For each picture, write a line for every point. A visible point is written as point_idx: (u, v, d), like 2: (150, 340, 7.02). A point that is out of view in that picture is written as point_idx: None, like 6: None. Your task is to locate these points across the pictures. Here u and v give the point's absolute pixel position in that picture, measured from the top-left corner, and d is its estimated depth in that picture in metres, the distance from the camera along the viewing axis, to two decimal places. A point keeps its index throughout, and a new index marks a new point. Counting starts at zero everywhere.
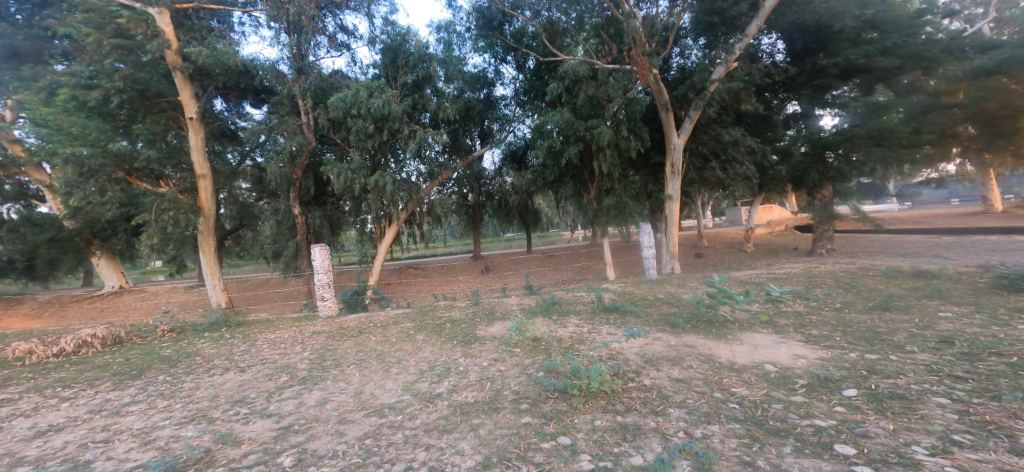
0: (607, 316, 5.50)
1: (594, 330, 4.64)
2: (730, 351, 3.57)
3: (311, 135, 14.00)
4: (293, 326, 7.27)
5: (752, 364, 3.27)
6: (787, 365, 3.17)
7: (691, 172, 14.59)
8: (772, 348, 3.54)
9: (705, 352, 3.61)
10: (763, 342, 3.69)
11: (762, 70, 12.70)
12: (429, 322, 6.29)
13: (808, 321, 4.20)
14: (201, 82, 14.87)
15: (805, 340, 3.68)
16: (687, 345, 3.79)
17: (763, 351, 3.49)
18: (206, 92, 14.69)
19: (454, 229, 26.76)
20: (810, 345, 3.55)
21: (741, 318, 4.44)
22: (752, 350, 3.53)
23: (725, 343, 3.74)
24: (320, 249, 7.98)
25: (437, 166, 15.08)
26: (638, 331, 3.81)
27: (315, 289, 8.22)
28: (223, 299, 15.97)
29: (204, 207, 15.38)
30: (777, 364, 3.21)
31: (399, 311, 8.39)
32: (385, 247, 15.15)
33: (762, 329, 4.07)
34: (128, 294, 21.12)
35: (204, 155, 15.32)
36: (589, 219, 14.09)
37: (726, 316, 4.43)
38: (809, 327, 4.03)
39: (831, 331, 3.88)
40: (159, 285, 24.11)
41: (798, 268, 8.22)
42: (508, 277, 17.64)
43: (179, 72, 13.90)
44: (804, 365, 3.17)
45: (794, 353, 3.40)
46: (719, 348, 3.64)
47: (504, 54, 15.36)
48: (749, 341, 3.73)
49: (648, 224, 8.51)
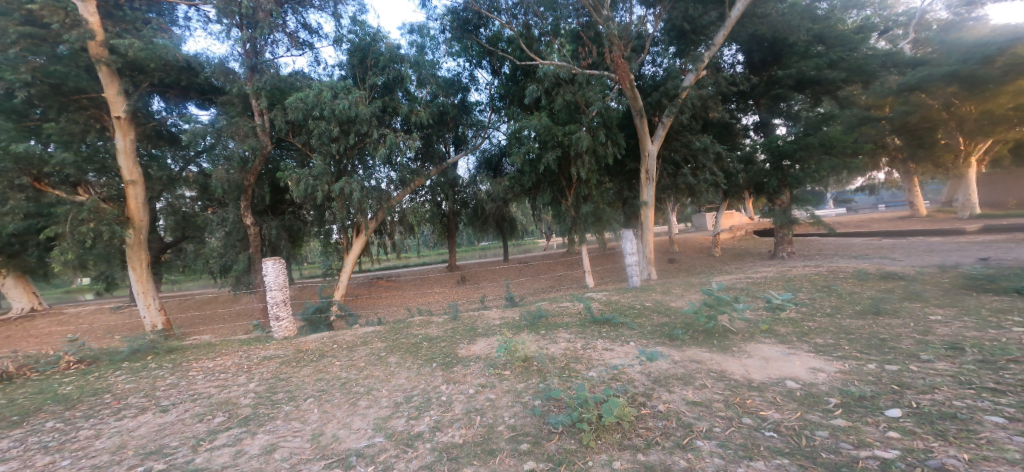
0: (599, 329, 5.16)
1: (589, 347, 4.31)
2: (741, 365, 3.27)
3: (266, 138, 12.91)
4: (239, 351, 6.37)
5: (771, 381, 2.96)
6: (810, 382, 2.88)
7: (664, 179, 14.74)
8: (785, 360, 3.26)
9: (714, 368, 3.28)
10: (773, 354, 3.40)
11: (722, 80, 13.03)
12: (403, 341, 5.65)
13: (807, 329, 3.98)
14: (133, 78, 13.44)
15: (815, 351, 3.42)
16: (693, 360, 3.46)
17: (777, 365, 3.19)
18: (144, 90, 13.29)
19: (425, 239, 25.76)
20: (823, 356, 3.29)
21: (740, 328, 4.17)
22: (765, 364, 3.23)
23: (733, 357, 3.43)
24: (273, 262, 7.07)
25: (409, 172, 14.30)
26: (654, 353, 3.38)
27: (269, 309, 7.29)
28: (159, 321, 14.37)
29: (135, 217, 13.87)
30: (800, 380, 2.92)
31: (369, 328, 7.64)
32: (353, 258, 14.13)
33: (764, 338, 3.80)
34: (42, 318, 18.75)
35: (134, 160, 13.89)
36: (566, 227, 13.86)
37: (725, 326, 4.14)
38: (811, 336, 3.79)
39: (836, 340, 3.66)
40: (81, 305, 21.62)
41: (773, 272, 8.26)
42: (485, 287, 17.00)
43: (105, 66, 12.55)
44: (827, 380, 2.89)
45: (810, 366, 3.12)
46: (728, 363, 3.33)
47: (479, 59, 15.03)
48: (757, 353, 3.44)
49: (630, 231, 8.43)
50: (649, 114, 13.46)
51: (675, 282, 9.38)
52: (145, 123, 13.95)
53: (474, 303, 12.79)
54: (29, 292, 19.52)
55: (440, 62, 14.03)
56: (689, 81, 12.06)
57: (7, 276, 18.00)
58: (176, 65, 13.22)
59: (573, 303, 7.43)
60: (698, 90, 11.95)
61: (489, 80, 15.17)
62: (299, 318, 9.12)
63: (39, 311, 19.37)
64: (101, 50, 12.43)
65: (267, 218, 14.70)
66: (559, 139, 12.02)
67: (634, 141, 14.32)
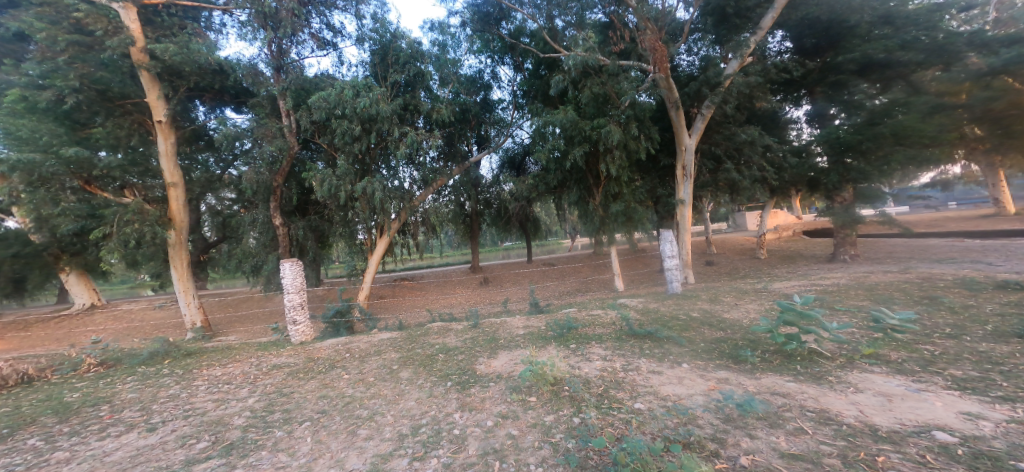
0: (640, 345, 4.41)
1: (631, 369, 3.64)
2: (852, 403, 2.50)
3: (292, 138, 12.87)
4: (251, 357, 6.01)
5: (911, 431, 2.20)
6: (973, 435, 2.11)
7: (703, 175, 13.64)
8: (918, 400, 2.48)
9: (810, 405, 2.53)
10: (894, 390, 2.62)
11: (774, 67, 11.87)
12: (418, 353, 5.13)
13: (930, 356, 3.10)
14: (171, 82, 13.67)
15: (960, 388, 2.60)
16: (777, 393, 2.71)
17: (906, 406, 2.42)
18: (181, 95, 13.58)
19: (451, 240, 25.40)
20: (975, 397, 2.48)
21: (829, 350, 3.35)
22: (888, 405, 2.46)
23: (833, 391, 2.67)
24: (290, 265, 6.80)
25: (432, 172, 14.11)
26: (750, 400, 2.57)
27: (285, 312, 6.98)
28: (198, 318, 14.61)
29: (176, 218, 14.18)
30: (953, 431, 2.16)
31: (386, 334, 7.19)
32: (377, 259, 14.15)
33: (871, 366, 2.98)
34: (98, 313, 19.66)
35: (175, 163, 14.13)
36: (594, 227, 12.97)
37: (812, 347, 3.35)
38: (942, 366, 2.92)
39: (983, 372, 2.79)
40: (134, 301, 22.54)
41: (838, 279, 7.25)
42: (510, 289, 16.39)
43: (146, 70, 12.80)
44: (998, 433, 2.12)
45: (961, 411, 2.35)
46: (830, 399, 2.56)
47: (503, 54, 14.48)
48: (869, 388, 2.66)
49: (670, 232, 7.52)
50: (686, 106, 12.37)
51: (723, 287, 8.42)
52: (185, 127, 14.32)
53: (498, 307, 12.32)
54: (91, 289, 20.36)
55: (462, 59, 13.63)
56: (734, 66, 10.92)
57: (67, 274, 18.94)
58: (209, 68, 13.38)
59: (606, 311, 6.68)
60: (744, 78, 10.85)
61: (512, 76, 14.62)
62: (320, 321, 8.82)
63: (100, 306, 20.16)
64: (142, 55, 12.69)
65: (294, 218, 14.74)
66: (587, 133, 11.29)
67: (669, 136, 13.29)
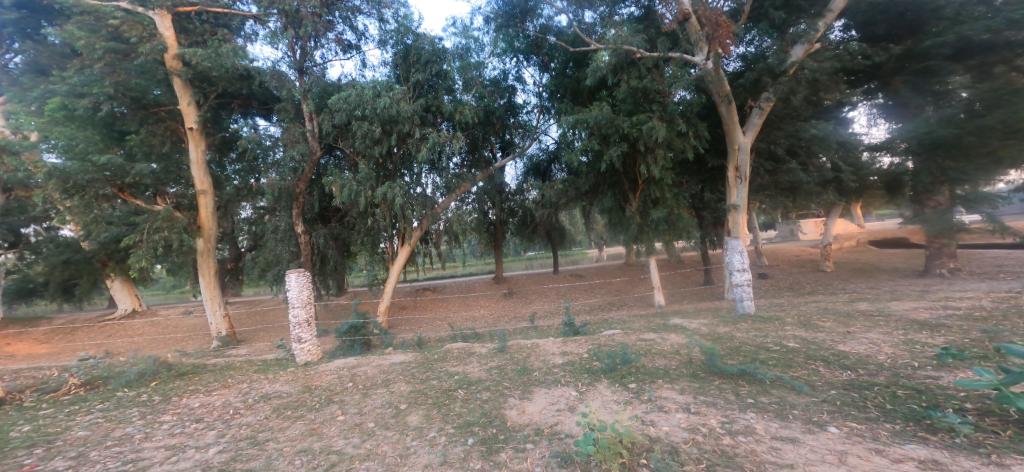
0: (733, 389, 3.20)
1: (740, 431, 2.51)
2: None
3: (315, 143, 12.37)
4: (241, 382, 5.14)
5: None
6: None
7: (762, 177, 12.12)
8: None
9: None
10: None
11: (858, 54, 10.24)
12: (434, 388, 4.13)
13: None
14: (201, 88, 13.38)
15: None
16: None
17: None
18: (210, 102, 13.32)
19: (474, 249, 24.56)
20: None
21: None
22: None
23: None
24: (297, 276, 5.95)
25: (455, 177, 13.33)
26: None
27: (290, 329, 6.14)
28: (223, 327, 14.16)
29: (203, 226, 13.81)
30: None
31: (400, 355, 6.24)
32: (398, 268, 13.49)
33: None
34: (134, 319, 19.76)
35: (206, 169, 13.82)
36: (631, 235, 11.56)
37: None
38: None
39: None
40: (169, 307, 22.70)
41: (955, 302, 5.77)
42: (536, 301, 15.33)
43: (178, 77, 12.54)
44: None
45: None
46: None
47: (530, 53, 13.49)
48: None
49: (739, 240, 5.94)
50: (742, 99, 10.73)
51: (801, 306, 7.06)
52: (212, 134, 14.08)
53: (525, 323, 11.27)
54: (132, 294, 20.58)
55: (485, 61, 12.81)
56: (802, 51, 9.30)
57: (108, 280, 19.15)
58: (236, 75, 12.98)
59: (660, 334, 5.49)
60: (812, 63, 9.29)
61: (539, 77, 13.68)
62: (332, 336, 8.03)
63: (139, 312, 20.33)
64: (176, 62, 12.51)
65: (315, 226, 14.17)
66: (624, 131, 9.99)
67: (718, 134, 11.78)
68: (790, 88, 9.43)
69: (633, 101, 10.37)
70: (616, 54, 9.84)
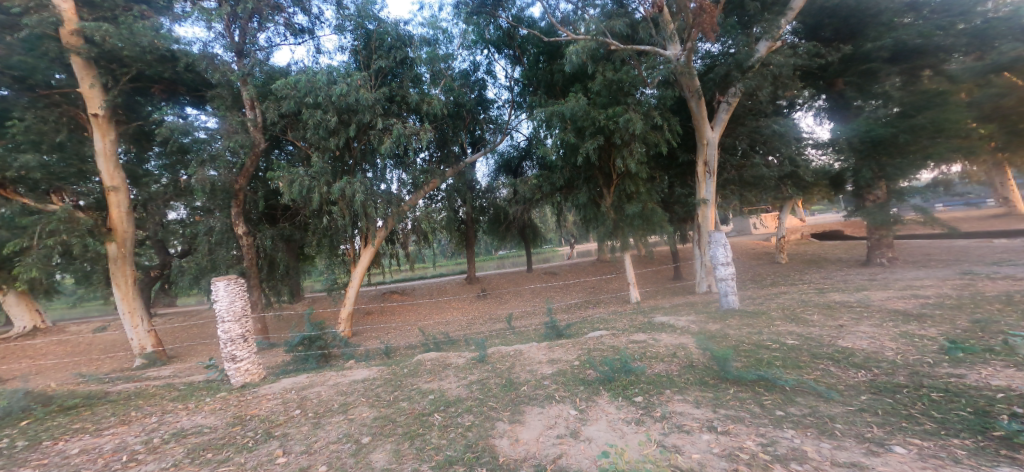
0: (757, 400, 2.83)
1: (770, 454, 2.16)
2: None
3: (257, 134, 11.17)
4: (148, 415, 4.21)
5: None
6: None
7: (725, 172, 12.29)
8: None
9: None
10: None
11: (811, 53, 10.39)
12: (404, 416, 3.50)
13: None
14: (108, 69, 11.32)
15: None
16: None
17: None
18: (122, 86, 11.44)
19: (441, 248, 23.74)
20: None
21: None
22: None
23: None
24: (224, 284, 4.98)
25: (423, 172, 12.55)
26: None
27: (219, 347, 5.14)
28: (149, 343, 12.39)
29: (116, 229, 11.90)
30: None
31: (363, 370, 5.47)
32: (361, 271, 12.48)
33: None
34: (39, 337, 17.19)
35: (116, 163, 11.92)
36: (606, 230, 11.27)
37: None
38: None
39: None
40: (86, 321, 20.06)
41: (921, 290, 5.87)
42: (509, 301, 14.87)
43: (76, 55, 10.56)
44: None
45: None
46: None
47: (499, 45, 12.96)
48: None
49: (722, 233, 5.71)
50: (710, 94, 10.69)
51: (779, 298, 7.03)
52: (125, 125, 12.07)
53: (500, 324, 10.76)
54: (32, 309, 17.78)
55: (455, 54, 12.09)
56: (766, 47, 9.50)
57: (5, 294, 16.52)
58: (159, 58, 11.28)
59: (652, 334, 5.17)
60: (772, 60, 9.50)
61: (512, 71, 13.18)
62: (286, 351, 7.26)
63: (44, 329, 17.67)
64: (75, 39, 10.49)
65: (262, 226, 12.77)
66: (600, 124, 9.69)
67: (690, 129, 11.74)
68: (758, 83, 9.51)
69: (609, 94, 10.12)
70: (582, 53, 9.51)
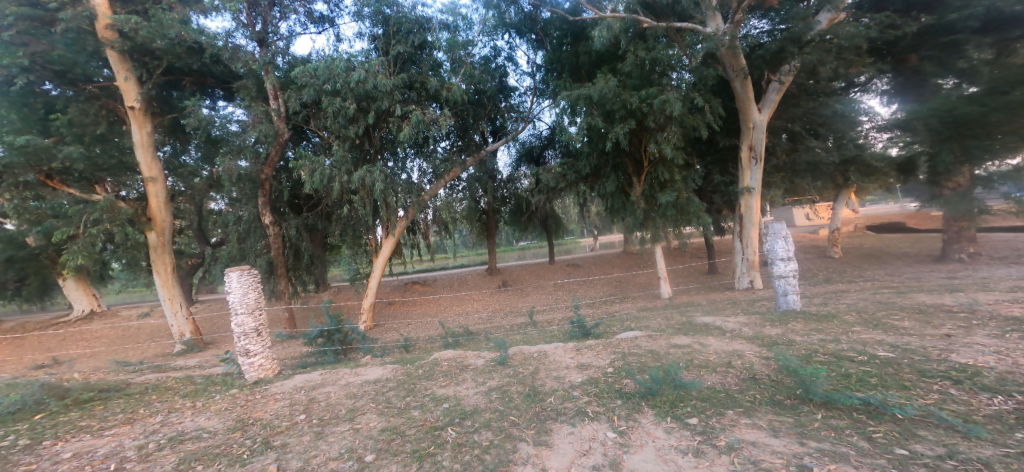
0: (868, 433, 2.24)
1: None
2: None
3: (282, 124, 11.05)
4: (154, 413, 3.93)
5: None
6: None
7: (774, 158, 11.22)
8: None
9: None
10: None
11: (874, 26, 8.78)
12: (419, 432, 3.03)
13: None
14: (143, 62, 11.47)
15: None
16: None
17: None
18: (156, 79, 11.57)
19: (466, 239, 23.55)
20: None
21: None
22: None
23: None
24: (238, 275, 4.71)
25: (445, 162, 12.20)
26: None
27: (233, 340, 4.85)
28: (187, 329, 12.51)
29: (155, 218, 12.15)
30: None
31: (377, 368, 5.13)
32: (383, 261, 12.32)
33: None
34: (91, 321, 17.96)
35: (153, 153, 12.09)
36: (636, 221, 10.50)
37: None
38: None
39: None
40: (132, 306, 20.98)
41: (1019, 292, 4.98)
42: (533, 293, 14.46)
43: (111, 48, 10.69)
44: None
45: None
46: None
47: (520, 29, 12.17)
48: None
49: (783, 224, 4.93)
50: (759, 73, 9.64)
51: (840, 297, 6.21)
52: (162, 116, 12.16)
53: (523, 318, 10.30)
54: (90, 293, 18.83)
55: (475, 40, 11.53)
56: (827, 20, 8.35)
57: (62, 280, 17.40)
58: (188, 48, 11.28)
59: (696, 337, 4.54)
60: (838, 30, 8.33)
61: (535, 56, 12.46)
62: (305, 343, 7.08)
63: (98, 313, 18.58)
64: (110, 33, 10.58)
65: (286, 216, 12.80)
66: (632, 107, 8.89)
67: (732, 111, 10.71)
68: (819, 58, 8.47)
69: (641, 75, 9.26)
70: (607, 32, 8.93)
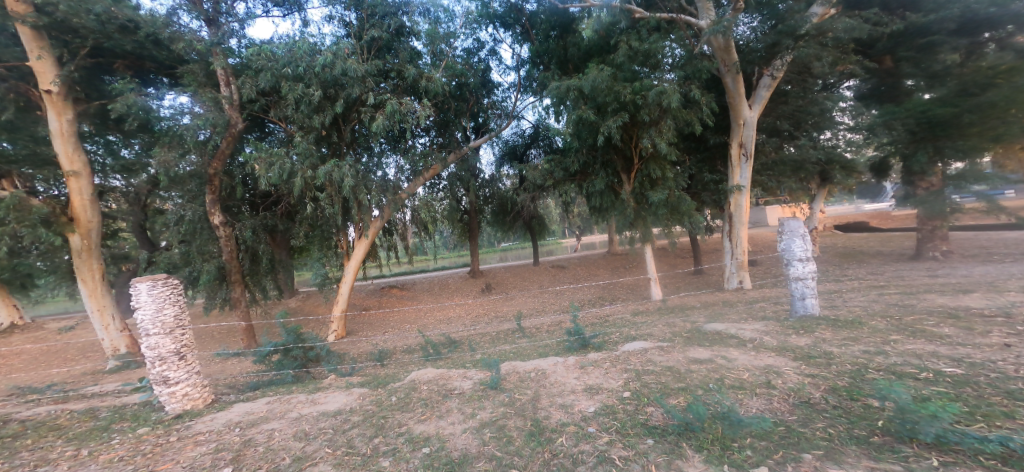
0: None
1: None
2: None
3: (234, 113, 9.80)
4: (16, 469, 2.91)
5: None
6: None
7: (759, 157, 11.01)
8: None
9: None
10: None
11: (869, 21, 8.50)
12: None
13: None
14: (68, 41, 9.51)
15: None
16: None
17: None
18: (81, 62, 9.64)
19: (444, 240, 22.64)
20: None
21: None
22: None
23: None
24: (148, 287, 3.74)
25: (422, 158, 11.32)
26: None
27: (145, 367, 3.82)
28: (122, 344, 10.64)
29: (77, 219, 10.25)
30: None
31: (346, 394, 4.26)
32: (354, 265, 11.30)
33: None
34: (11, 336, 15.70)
35: (76, 144, 10.13)
36: (625, 220, 10.01)
37: None
38: None
39: None
40: (66, 316, 18.71)
41: None
42: (516, 297, 13.77)
43: (23, 24, 8.74)
44: None
45: None
46: None
47: (505, 20, 11.31)
48: None
49: (800, 222, 4.45)
50: (751, 70, 9.34)
51: (857, 299, 5.84)
52: (89, 104, 10.20)
53: (508, 324, 9.62)
54: (10, 304, 16.38)
55: (457, 30, 10.73)
56: (819, 16, 8.19)
57: None
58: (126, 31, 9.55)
59: (719, 350, 3.98)
60: (833, 25, 8.03)
61: (519, 50, 11.79)
62: (257, 362, 6.07)
63: (21, 326, 16.27)
64: (23, 7, 8.78)
65: (241, 215, 11.40)
66: (625, 99, 8.35)
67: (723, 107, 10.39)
68: (814, 52, 8.22)
69: (631, 67, 8.77)
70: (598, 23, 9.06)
